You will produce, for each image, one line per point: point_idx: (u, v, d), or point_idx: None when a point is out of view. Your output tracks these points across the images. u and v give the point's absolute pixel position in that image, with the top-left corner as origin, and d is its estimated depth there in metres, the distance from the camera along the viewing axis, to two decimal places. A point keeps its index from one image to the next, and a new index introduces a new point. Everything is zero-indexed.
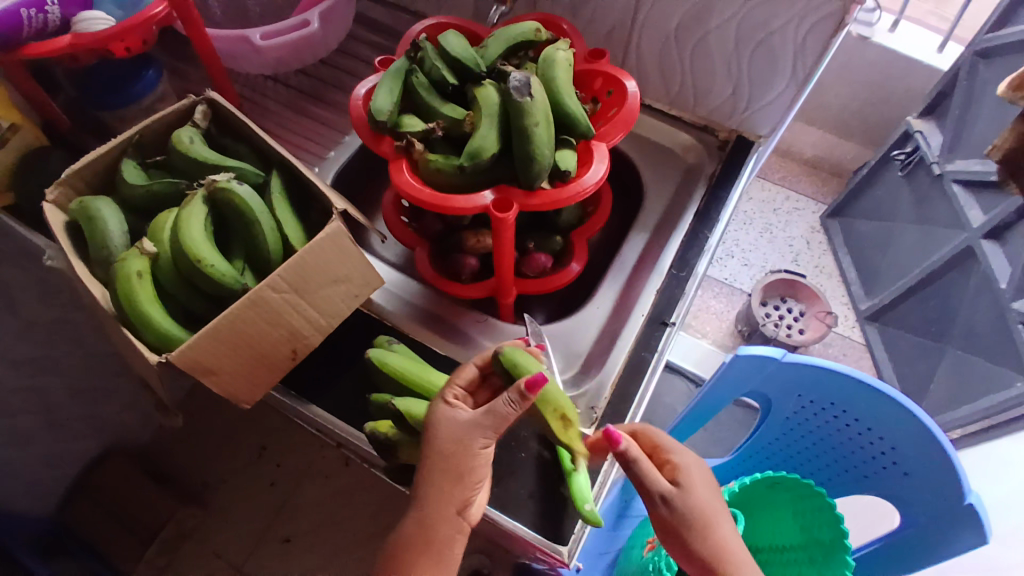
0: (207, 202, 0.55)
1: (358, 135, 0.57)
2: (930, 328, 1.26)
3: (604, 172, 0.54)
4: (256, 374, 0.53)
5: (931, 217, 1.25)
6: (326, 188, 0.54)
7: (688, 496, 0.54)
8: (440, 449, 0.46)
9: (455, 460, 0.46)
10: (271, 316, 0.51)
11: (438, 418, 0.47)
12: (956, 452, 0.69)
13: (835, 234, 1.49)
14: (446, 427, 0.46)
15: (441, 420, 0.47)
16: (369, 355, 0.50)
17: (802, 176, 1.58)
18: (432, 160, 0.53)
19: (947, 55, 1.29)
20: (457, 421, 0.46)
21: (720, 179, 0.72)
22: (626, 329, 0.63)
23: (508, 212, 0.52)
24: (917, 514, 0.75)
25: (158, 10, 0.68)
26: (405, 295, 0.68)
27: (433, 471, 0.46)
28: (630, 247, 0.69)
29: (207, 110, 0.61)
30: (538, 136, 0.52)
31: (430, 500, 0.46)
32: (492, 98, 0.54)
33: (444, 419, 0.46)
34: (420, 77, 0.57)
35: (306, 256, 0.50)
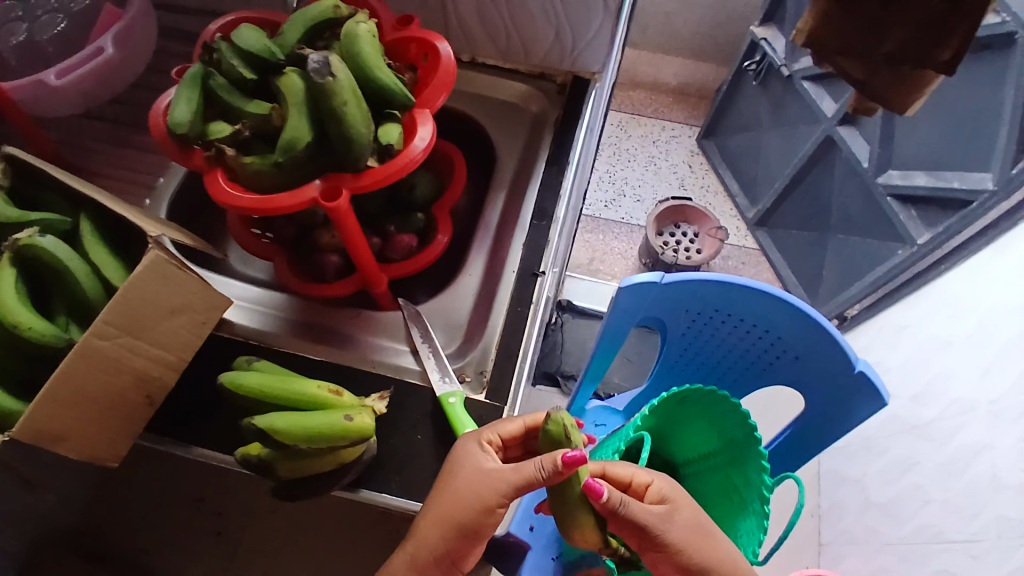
0: (15, 263, 0.50)
1: (166, 154, 0.53)
2: (812, 222, 1.35)
3: (432, 136, 0.53)
4: (111, 426, 0.50)
5: (789, 118, 1.32)
6: (139, 218, 0.51)
7: (678, 513, 0.54)
8: (454, 491, 0.49)
9: (466, 504, 0.48)
10: (109, 364, 0.48)
11: (461, 461, 0.50)
12: (837, 330, 0.74)
13: (713, 154, 1.55)
14: (465, 471, 0.50)
15: (465, 464, 0.50)
16: (219, 379, 0.48)
17: (672, 106, 1.62)
18: (249, 162, 0.51)
19: None
20: (479, 466, 0.50)
21: (564, 123, 0.72)
22: (501, 289, 0.63)
23: (339, 199, 0.50)
24: (817, 394, 0.80)
25: None
26: (270, 308, 0.64)
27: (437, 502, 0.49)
28: (491, 207, 0.69)
29: (8, 168, 0.55)
30: (350, 114, 0.50)
31: (425, 523, 0.49)
32: (295, 83, 0.51)
33: (471, 463, 0.50)
34: (219, 79, 0.54)
35: (127, 293, 0.46)
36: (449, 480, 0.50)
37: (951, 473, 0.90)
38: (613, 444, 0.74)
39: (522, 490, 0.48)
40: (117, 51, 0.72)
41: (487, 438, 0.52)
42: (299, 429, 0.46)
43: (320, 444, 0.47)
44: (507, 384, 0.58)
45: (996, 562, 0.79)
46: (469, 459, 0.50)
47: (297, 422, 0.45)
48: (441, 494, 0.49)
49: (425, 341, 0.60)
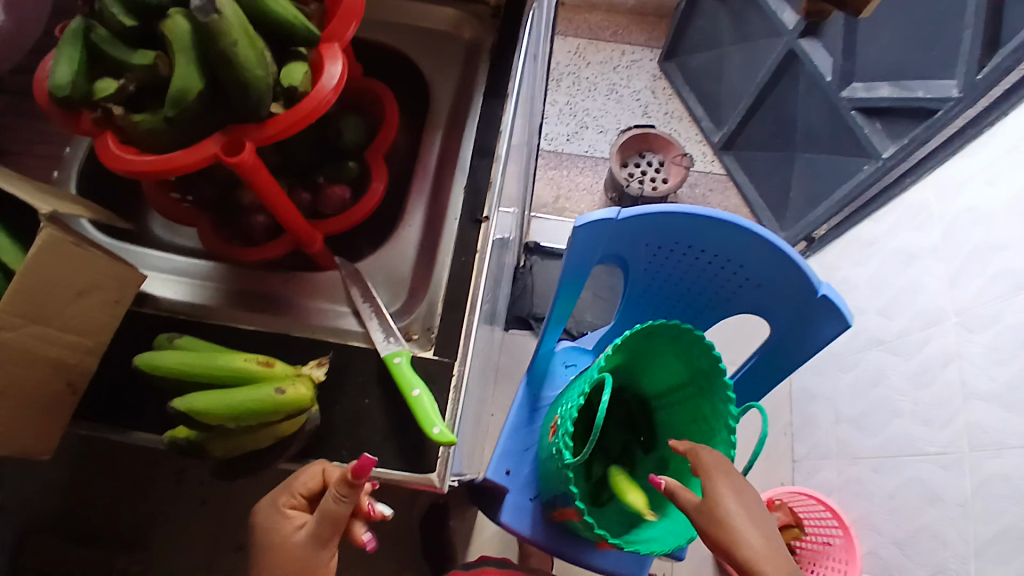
0: None
1: (53, 122, 0.48)
2: (777, 141, 1.30)
3: (341, 75, 0.48)
4: (32, 419, 0.47)
5: (752, 32, 1.26)
6: (24, 192, 0.45)
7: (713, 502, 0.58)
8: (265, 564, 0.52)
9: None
10: (16, 356, 0.44)
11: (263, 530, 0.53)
12: (801, 257, 0.72)
13: (675, 76, 1.48)
14: (268, 540, 0.52)
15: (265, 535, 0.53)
16: (136, 364, 0.45)
17: (630, 28, 1.54)
18: (139, 120, 0.45)
19: None
20: (279, 535, 0.52)
21: (499, 48, 0.65)
22: (444, 239, 0.59)
23: (242, 153, 0.46)
24: (780, 317, 0.79)
25: None
26: (198, 278, 0.60)
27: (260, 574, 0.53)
28: (428, 150, 0.64)
29: None
30: (243, 57, 0.44)
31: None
32: (179, 25, 0.45)
33: (273, 535, 0.52)
34: (99, 30, 0.48)
35: (22, 281, 0.41)
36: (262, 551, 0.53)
37: (919, 384, 0.92)
38: (579, 386, 0.74)
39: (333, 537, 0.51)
40: (9, 17, 0.60)
41: (277, 502, 0.52)
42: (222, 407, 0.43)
43: (250, 419, 0.44)
44: (456, 337, 0.55)
45: (971, 470, 0.81)
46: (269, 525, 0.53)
47: (219, 398, 0.43)
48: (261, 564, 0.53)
49: (366, 300, 0.57)
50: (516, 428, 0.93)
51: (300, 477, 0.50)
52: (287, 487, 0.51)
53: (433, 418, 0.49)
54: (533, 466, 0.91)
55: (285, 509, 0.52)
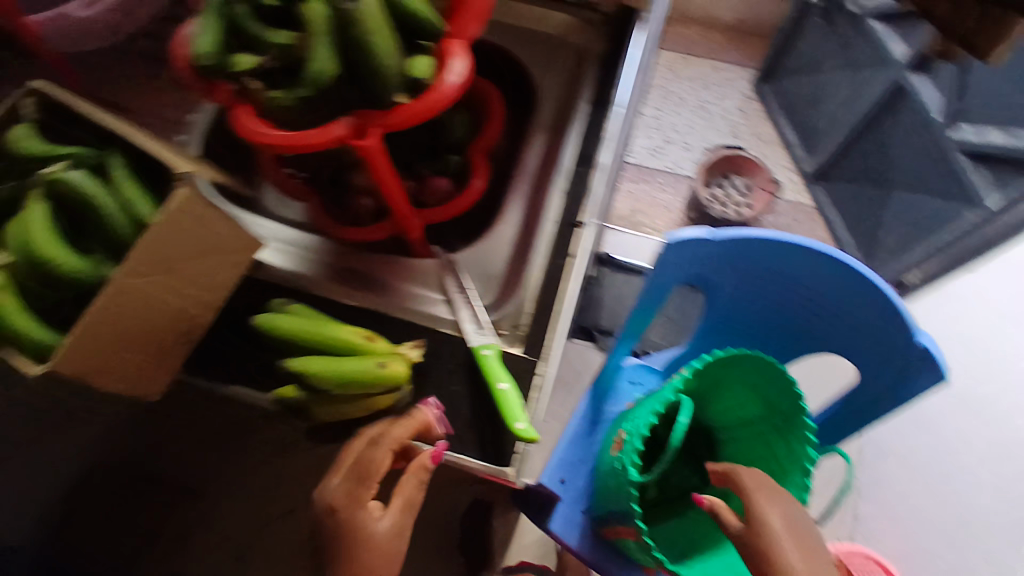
0: (47, 198, 0.48)
1: (189, 87, 0.50)
2: (872, 175, 1.23)
3: (468, 65, 0.49)
4: (151, 361, 0.51)
5: (856, 61, 1.20)
6: (170, 155, 0.49)
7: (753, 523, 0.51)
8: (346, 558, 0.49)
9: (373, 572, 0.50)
10: (140, 302, 0.47)
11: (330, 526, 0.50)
12: (901, 300, 0.69)
13: (770, 99, 1.43)
14: (348, 532, 0.49)
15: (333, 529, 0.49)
16: (256, 321, 0.48)
17: (728, 46, 1.49)
18: (273, 96, 0.48)
19: None
20: (359, 523, 0.50)
21: (610, 57, 0.65)
22: (540, 240, 0.60)
23: (370, 138, 0.48)
24: (868, 361, 0.75)
25: None
26: (303, 249, 0.63)
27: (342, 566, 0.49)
28: (531, 152, 0.65)
29: (37, 100, 0.54)
30: (378, 46, 0.46)
31: None
32: (317, 10, 0.46)
33: (351, 524, 0.49)
34: (240, 5, 0.49)
35: (150, 233, 0.44)
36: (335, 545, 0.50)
37: None
38: (652, 404, 0.72)
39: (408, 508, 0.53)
40: None
41: (345, 489, 0.50)
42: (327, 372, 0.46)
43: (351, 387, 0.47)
44: (543, 336, 0.56)
45: None
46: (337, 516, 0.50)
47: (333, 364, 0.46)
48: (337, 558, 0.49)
49: (460, 290, 0.59)
50: (575, 437, 0.93)
51: (382, 454, 0.51)
52: (360, 470, 0.51)
53: (518, 415, 0.51)
54: (588, 478, 0.90)
55: (354, 496, 0.50)
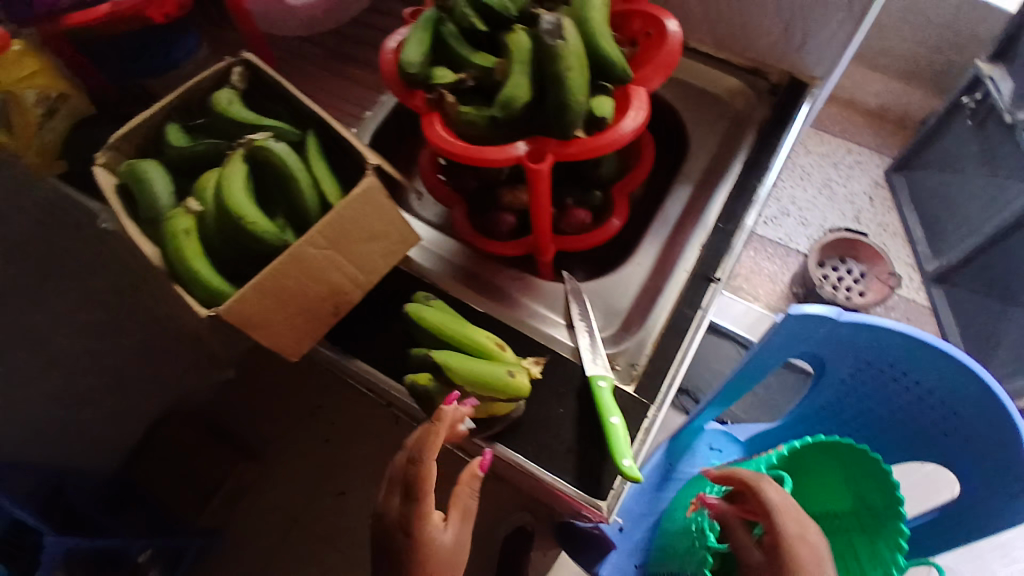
0: (246, 160, 0.54)
1: (389, 89, 0.56)
2: (998, 289, 1.16)
3: (643, 120, 0.51)
4: (298, 326, 0.54)
5: (1003, 167, 1.12)
6: (362, 144, 0.54)
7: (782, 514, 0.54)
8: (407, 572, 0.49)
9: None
10: (311, 272, 0.51)
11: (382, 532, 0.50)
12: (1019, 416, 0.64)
13: (901, 190, 1.38)
14: (405, 550, 0.49)
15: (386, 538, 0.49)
16: (406, 309, 0.54)
17: (864, 128, 1.46)
18: (465, 111, 0.52)
19: None
20: (419, 545, 0.48)
21: (771, 125, 0.66)
22: (669, 286, 0.61)
23: (543, 162, 0.51)
24: (975, 478, 0.70)
25: None
26: (441, 251, 0.67)
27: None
28: (673, 200, 0.67)
29: (244, 72, 0.60)
30: (571, 82, 0.49)
31: None
32: (521, 39, 0.52)
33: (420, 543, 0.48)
34: (450, 26, 0.55)
35: (341, 211, 0.50)
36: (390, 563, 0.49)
37: None
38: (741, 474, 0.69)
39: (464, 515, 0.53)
40: None
41: (403, 510, 0.49)
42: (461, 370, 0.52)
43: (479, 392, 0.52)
44: (659, 381, 0.56)
45: None
46: (400, 534, 0.49)
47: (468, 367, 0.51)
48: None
49: (583, 320, 0.60)
50: (642, 488, 0.89)
51: (427, 472, 0.48)
52: (409, 488, 0.48)
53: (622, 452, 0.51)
54: (647, 533, 0.87)
55: (414, 521, 0.48)
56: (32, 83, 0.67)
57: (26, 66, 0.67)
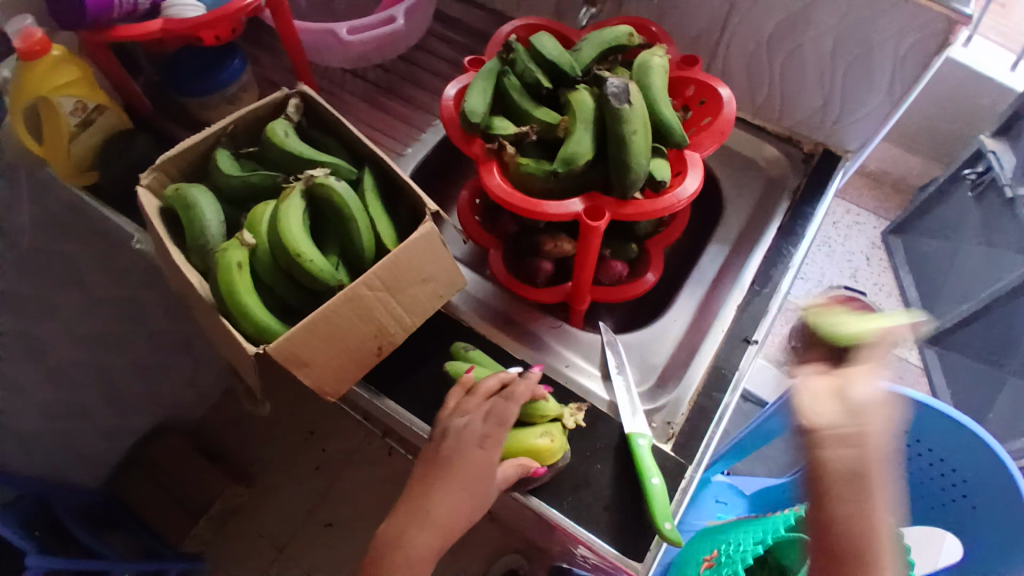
0: (303, 196, 0.53)
1: (449, 134, 0.57)
2: (991, 354, 1.20)
3: (699, 185, 0.53)
4: (343, 367, 0.51)
5: (1002, 239, 1.18)
6: (419, 188, 0.53)
7: None
8: (460, 475, 0.51)
9: (462, 484, 0.51)
10: (362, 313, 0.50)
11: (456, 440, 0.52)
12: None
13: (897, 252, 1.42)
14: (470, 462, 0.51)
15: (456, 446, 0.52)
16: (449, 367, 0.58)
17: (862, 191, 1.51)
18: (524, 164, 0.54)
19: (1021, 73, 1.23)
20: (486, 460, 0.52)
21: (804, 194, 0.70)
22: (705, 345, 0.62)
23: (601, 220, 0.52)
24: (981, 548, 0.73)
25: (250, 1, 0.64)
26: (476, 294, 0.67)
27: (450, 488, 0.51)
28: (709, 258, 0.68)
29: (300, 104, 0.60)
30: (635, 144, 0.51)
31: (441, 506, 0.50)
32: (586, 101, 0.55)
33: (454, 454, 0.52)
34: (513, 78, 0.58)
35: (399, 255, 0.49)
36: (448, 461, 0.51)
37: None
38: (760, 534, 0.68)
39: (513, 476, 0.52)
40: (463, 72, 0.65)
41: (480, 430, 0.52)
42: (511, 441, 0.54)
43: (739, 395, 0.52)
44: (696, 442, 0.57)
45: None
46: (472, 449, 0.52)
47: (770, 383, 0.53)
48: (447, 474, 0.51)
49: (620, 372, 0.61)
50: None
51: (515, 408, 0.53)
52: (497, 416, 0.53)
53: (659, 514, 0.51)
54: None
55: (488, 439, 0.52)
56: (69, 91, 0.65)
57: (64, 73, 0.65)
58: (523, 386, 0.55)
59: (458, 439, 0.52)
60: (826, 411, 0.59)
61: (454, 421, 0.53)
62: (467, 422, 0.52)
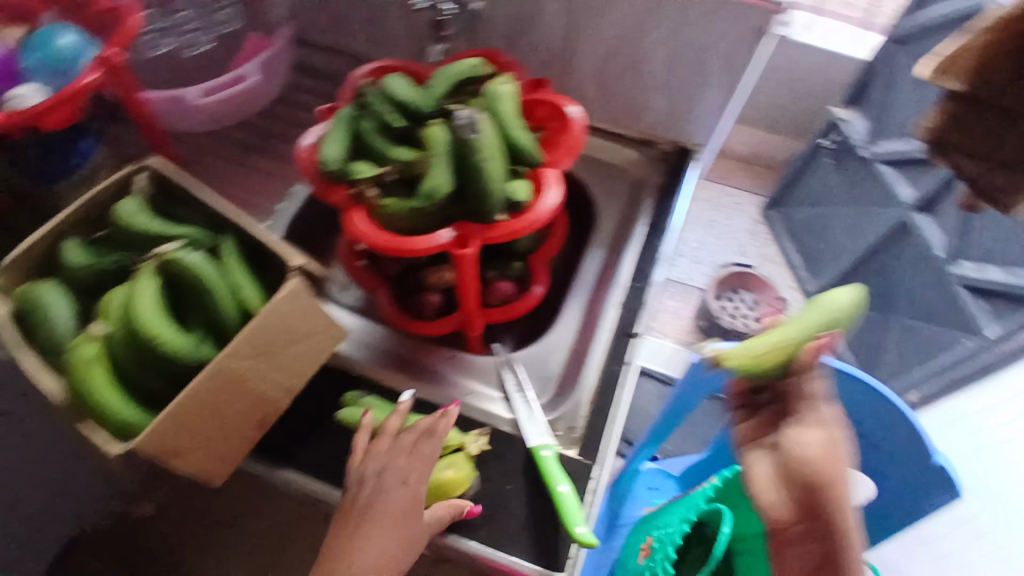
0: (156, 274, 0.51)
1: (310, 185, 0.57)
2: (873, 303, 1.31)
3: (559, 198, 0.54)
4: (224, 440, 0.50)
5: (864, 198, 1.30)
6: (281, 246, 0.53)
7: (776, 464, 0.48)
8: (382, 520, 0.50)
9: (386, 528, 0.49)
10: (235, 384, 0.48)
11: (375, 484, 0.51)
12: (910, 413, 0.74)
13: (777, 225, 1.53)
14: (394, 504, 0.50)
15: (379, 490, 0.51)
16: (343, 415, 0.58)
17: (739, 173, 1.62)
18: (387, 204, 0.54)
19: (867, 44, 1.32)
20: (412, 497, 0.51)
21: (664, 189, 0.74)
22: (595, 348, 0.64)
23: (468, 248, 0.53)
24: (887, 480, 0.80)
25: (91, 79, 0.61)
26: (368, 339, 0.67)
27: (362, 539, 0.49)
28: (589, 263, 0.71)
29: (152, 179, 0.58)
30: (489, 171, 0.52)
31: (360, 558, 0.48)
32: (439, 135, 0.55)
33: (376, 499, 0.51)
34: (367, 121, 0.58)
35: (264, 318, 0.48)
36: (371, 509, 0.50)
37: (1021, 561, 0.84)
38: (681, 513, 0.71)
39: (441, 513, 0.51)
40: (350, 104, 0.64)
41: (403, 469, 0.52)
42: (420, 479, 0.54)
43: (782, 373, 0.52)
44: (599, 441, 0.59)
45: None
46: (396, 487, 0.51)
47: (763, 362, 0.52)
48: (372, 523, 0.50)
49: (520, 391, 0.62)
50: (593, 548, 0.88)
51: (438, 441, 0.54)
52: (424, 452, 0.53)
53: (569, 517, 0.52)
54: None
55: (411, 476, 0.52)
56: None
57: None
58: (442, 422, 0.54)
59: (376, 484, 0.51)
60: (768, 501, 0.46)
61: (370, 467, 0.53)
62: (386, 465, 0.52)
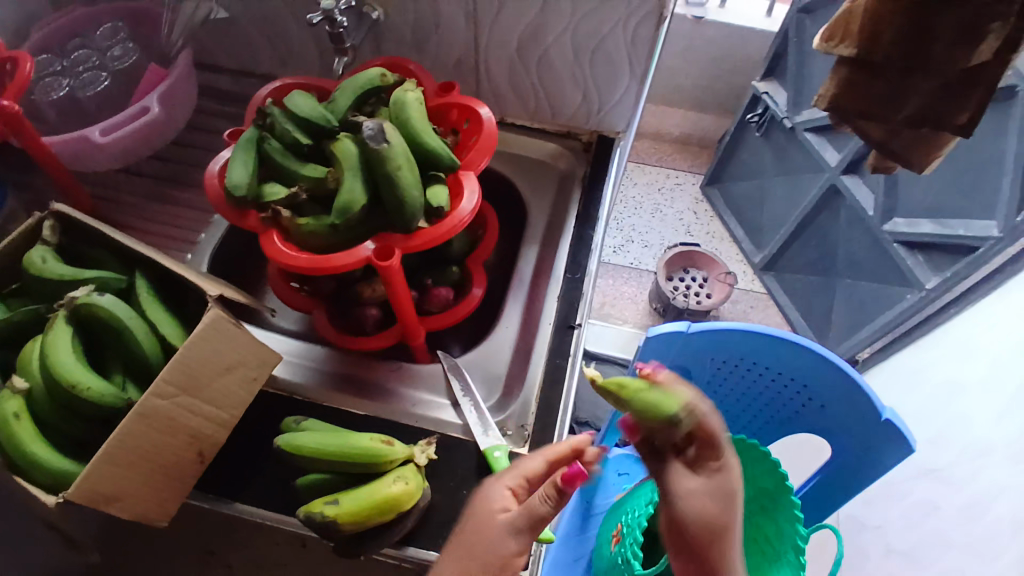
0: (70, 320, 0.49)
1: (221, 213, 0.55)
2: (817, 266, 1.36)
3: (478, 199, 0.55)
4: (163, 483, 0.49)
5: (795, 166, 1.34)
6: (197, 278, 0.51)
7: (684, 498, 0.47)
8: (471, 541, 0.46)
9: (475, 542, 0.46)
10: (164, 424, 0.47)
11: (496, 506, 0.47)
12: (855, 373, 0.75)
13: (717, 202, 1.57)
14: (487, 521, 0.46)
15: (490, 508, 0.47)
16: (281, 443, 0.53)
17: (675, 154, 1.66)
18: (303, 224, 0.53)
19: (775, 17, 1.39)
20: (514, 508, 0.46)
21: (591, 179, 0.76)
22: (538, 342, 0.65)
23: (391, 258, 0.52)
24: (845, 442, 0.80)
25: None
26: (308, 361, 0.65)
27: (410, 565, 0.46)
28: (525, 259, 0.71)
29: (55, 224, 0.55)
30: (403, 179, 0.52)
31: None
32: (348, 148, 0.55)
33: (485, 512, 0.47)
34: (273, 142, 0.57)
35: (185, 354, 0.46)
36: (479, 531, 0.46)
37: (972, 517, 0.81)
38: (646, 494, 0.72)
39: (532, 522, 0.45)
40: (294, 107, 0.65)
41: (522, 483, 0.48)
42: (366, 495, 0.51)
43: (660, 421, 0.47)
44: (550, 436, 0.60)
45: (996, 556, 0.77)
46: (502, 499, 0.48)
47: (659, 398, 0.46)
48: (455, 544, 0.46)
49: (466, 396, 0.62)
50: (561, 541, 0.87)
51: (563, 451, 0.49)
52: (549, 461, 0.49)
53: None
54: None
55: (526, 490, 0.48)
56: None
57: None
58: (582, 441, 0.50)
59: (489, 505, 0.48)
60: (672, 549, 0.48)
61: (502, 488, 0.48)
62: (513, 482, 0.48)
